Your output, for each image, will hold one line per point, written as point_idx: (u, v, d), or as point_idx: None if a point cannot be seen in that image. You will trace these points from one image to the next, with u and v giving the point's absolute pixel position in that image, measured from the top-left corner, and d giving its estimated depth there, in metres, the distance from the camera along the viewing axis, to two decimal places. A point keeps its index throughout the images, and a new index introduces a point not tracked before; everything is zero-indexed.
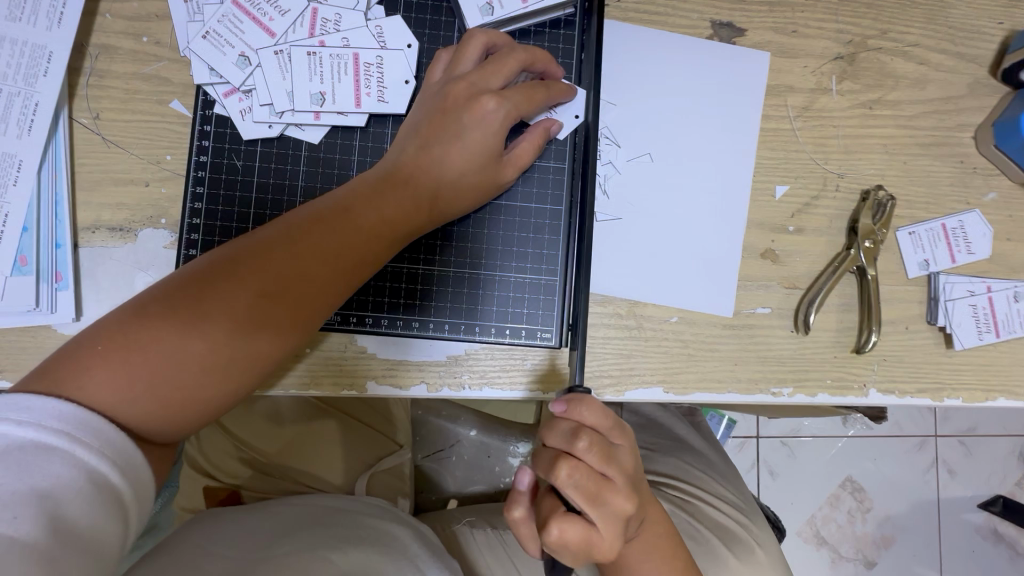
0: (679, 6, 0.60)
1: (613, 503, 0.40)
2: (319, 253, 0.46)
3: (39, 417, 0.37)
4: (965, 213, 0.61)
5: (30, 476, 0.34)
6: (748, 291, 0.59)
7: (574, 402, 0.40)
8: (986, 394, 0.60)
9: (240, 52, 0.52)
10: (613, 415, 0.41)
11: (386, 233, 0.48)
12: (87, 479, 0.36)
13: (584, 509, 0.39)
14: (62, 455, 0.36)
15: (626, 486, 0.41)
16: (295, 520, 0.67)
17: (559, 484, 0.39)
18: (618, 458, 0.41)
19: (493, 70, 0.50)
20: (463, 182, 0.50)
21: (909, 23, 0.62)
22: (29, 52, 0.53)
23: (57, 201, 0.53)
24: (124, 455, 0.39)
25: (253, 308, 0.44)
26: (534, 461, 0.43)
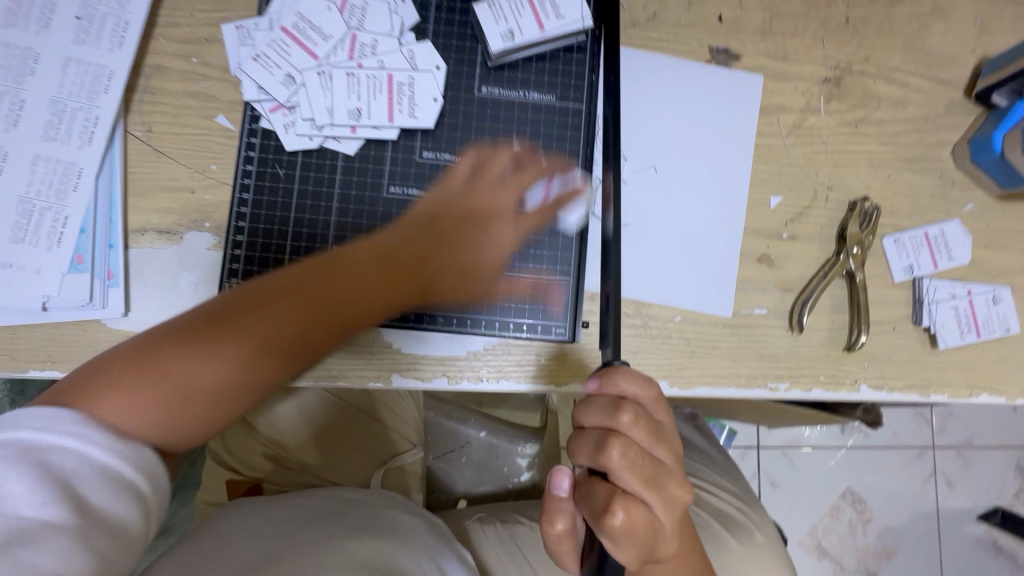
0: (680, 34, 0.66)
1: (669, 486, 0.38)
2: (336, 293, 0.50)
3: (59, 427, 0.39)
4: (946, 222, 0.65)
5: (53, 470, 0.37)
6: (746, 293, 0.63)
7: (614, 374, 0.39)
8: (970, 390, 0.64)
9: (286, 72, 0.58)
10: (657, 383, 0.39)
11: (404, 283, 0.53)
12: (108, 477, 0.39)
13: (643, 492, 0.36)
14: (78, 455, 0.38)
15: (677, 466, 0.39)
16: (315, 512, 0.69)
17: (616, 465, 0.36)
18: (665, 436, 0.39)
19: (517, 180, 0.58)
20: (480, 254, 0.57)
21: (890, 50, 0.68)
22: (92, 72, 0.58)
23: (111, 206, 0.58)
24: (141, 455, 0.41)
25: (272, 347, 0.47)
26: (579, 448, 0.39)
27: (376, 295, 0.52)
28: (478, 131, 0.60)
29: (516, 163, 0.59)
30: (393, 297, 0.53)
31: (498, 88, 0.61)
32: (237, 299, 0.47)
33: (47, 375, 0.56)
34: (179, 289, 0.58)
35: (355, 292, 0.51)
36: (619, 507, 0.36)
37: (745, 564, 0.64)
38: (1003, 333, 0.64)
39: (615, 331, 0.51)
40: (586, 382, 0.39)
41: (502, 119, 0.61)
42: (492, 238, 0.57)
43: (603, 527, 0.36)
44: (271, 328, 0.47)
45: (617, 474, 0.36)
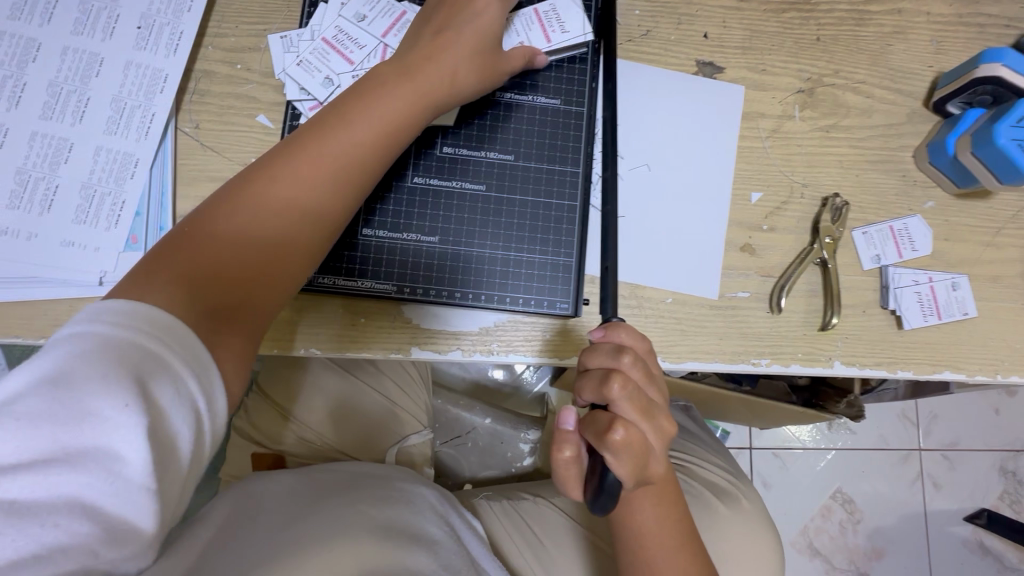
0: (670, 48, 0.74)
1: (658, 418, 0.45)
2: (351, 144, 0.54)
3: (139, 326, 0.40)
4: (909, 217, 0.73)
5: (142, 381, 0.38)
6: (730, 278, 0.70)
7: (617, 325, 0.46)
8: (934, 367, 0.71)
9: (325, 76, 0.66)
10: (650, 336, 0.46)
11: (455, 60, 0.59)
12: (178, 390, 0.40)
13: (637, 419, 0.43)
14: (162, 365, 0.39)
15: (664, 404, 0.46)
16: (335, 482, 0.75)
17: (616, 395, 0.43)
18: (656, 380, 0.46)
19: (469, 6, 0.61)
20: (461, 69, 0.60)
21: (857, 65, 0.76)
22: (150, 74, 0.65)
23: (162, 193, 0.65)
24: (205, 370, 0.42)
25: (341, 171, 0.54)
26: (583, 386, 0.45)
27: (410, 84, 0.57)
28: (491, 129, 0.68)
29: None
30: (428, 80, 0.58)
31: (509, 92, 0.69)
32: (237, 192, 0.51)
33: None
34: None
35: (399, 98, 0.57)
36: (619, 427, 0.43)
37: (733, 527, 0.69)
38: (962, 316, 0.71)
39: (614, 302, 0.60)
40: (591, 331, 0.46)
41: (513, 119, 0.68)
42: (478, 13, 0.61)
43: (606, 443, 0.42)
44: (333, 160, 0.53)
45: (617, 403, 0.43)
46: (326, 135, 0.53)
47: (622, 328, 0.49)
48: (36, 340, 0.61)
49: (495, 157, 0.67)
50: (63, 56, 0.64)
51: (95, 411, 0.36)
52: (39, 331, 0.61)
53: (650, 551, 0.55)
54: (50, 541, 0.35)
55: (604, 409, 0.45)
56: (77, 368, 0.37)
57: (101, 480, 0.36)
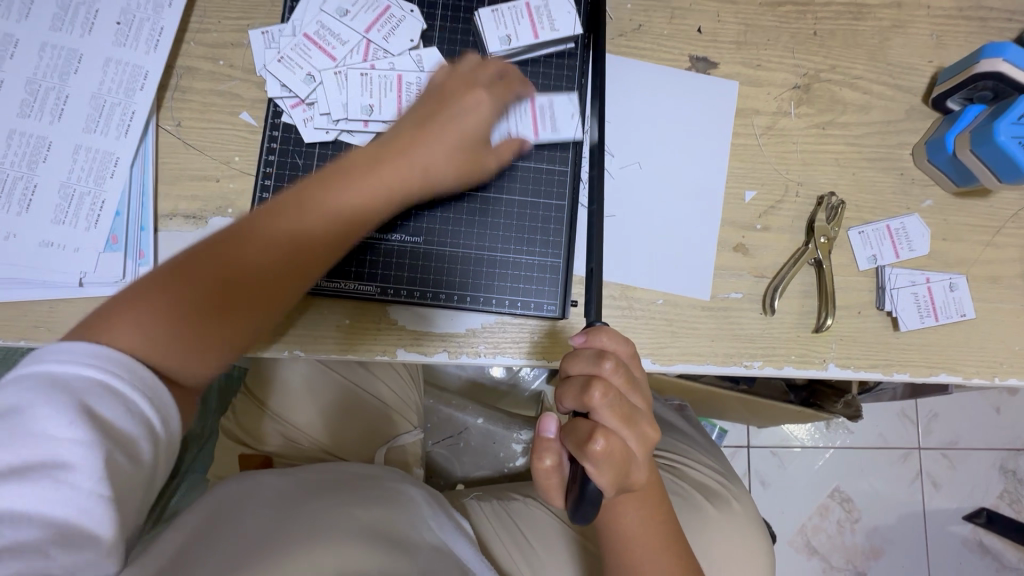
0: (663, 44, 0.73)
1: (641, 425, 0.44)
2: (338, 209, 0.53)
3: (74, 346, 0.40)
4: (906, 216, 0.71)
5: (79, 394, 0.38)
6: (723, 278, 0.69)
7: (599, 330, 0.45)
8: (930, 369, 0.69)
9: (307, 71, 0.64)
10: (633, 341, 0.46)
11: (454, 133, 0.58)
12: (119, 400, 0.39)
13: (619, 427, 0.43)
14: (99, 378, 0.39)
15: (648, 410, 0.46)
16: (321, 482, 0.74)
17: (597, 403, 0.42)
18: (640, 386, 0.46)
19: (477, 66, 0.61)
20: (446, 167, 0.59)
21: (855, 60, 0.74)
22: (130, 71, 0.64)
23: (143, 192, 0.64)
24: (151, 383, 0.42)
25: (322, 233, 0.52)
26: (564, 392, 0.44)
27: (410, 148, 0.57)
28: None
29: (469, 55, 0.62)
30: (428, 148, 0.57)
31: None
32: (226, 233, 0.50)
33: None
34: None
35: (390, 163, 0.56)
36: (599, 436, 0.42)
37: (723, 530, 0.68)
38: (960, 318, 0.70)
39: (599, 304, 0.59)
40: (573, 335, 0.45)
41: None
42: (476, 104, 0.59)
43: (586, 453, 0.41)
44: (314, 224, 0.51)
45: (598, 411, 0.42)
46: (315, 199, 0.52)
47: (605, 332, 0.48)
48: (16, 343, 0.60)
49: None
50: (41, 53, 0.63)
51: (33, 426, 0.36)
52: (19, 333, 0.61)
53: (637, 556, 0.54)
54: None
55: (585, 417, 0.44)
56: (16, 390, 0.38)
57: (45, 488, 0.35)
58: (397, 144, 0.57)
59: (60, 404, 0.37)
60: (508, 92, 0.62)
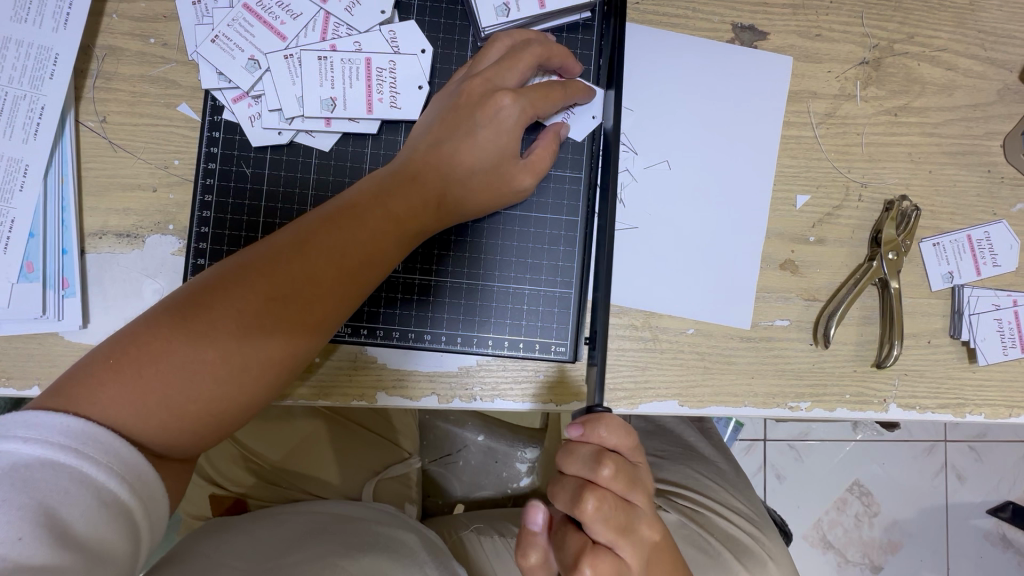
0: (700, 9, 0.58)
1: (641, 530, 0.38)
2: (336, 256, 0.45)
3: (45, 432, 0.36)
4: (992, 224, 0.59)
5: (38, 494, 0.34)
6: (767, 302, 0.57)
7: (597, 425, 0.38)
8: (1009, 409, 0.58)
9: (250, 55, 0.52)
10: (635, 432, 0.39)
11: (474, 160, 0.49)
12: (92, 495, 0.35)
13: (615, 543, 0.37)
14: (69, 471, 0.35)
15: (650, 509, 0.39)
16: (301, 530, 0.64)
17: (589, 518, 0.36)
18: (642, 480, 0.39)
19: (508, 65, 0.50)
20: (465, 196, 0.50)
21: (938, 27, 0.60)
22: (36, 54, 0.52)
23: (63, 207, 0.52)
24: (133, 468, 0.38)
25: (319, 286, 0.45)
26: (554, 496, 0.39)
27: (423, 179, 0.49)
28: None
29: (507, 50, 0.51)
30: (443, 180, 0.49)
31: None
32: (216, 279, 0.44)
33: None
34: (142, 300, 0.53)
35: (398, 201, 0.48)
36: (586, 564, 0.36)
37: None
38: None
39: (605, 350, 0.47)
40: (567, 429, 0.39)
41: None
42: (502, 116, 0.49)
43: None
44: (308, 274, 0.44)
45: (591, 526, 0.37)
46: (313, 242, 0.45)
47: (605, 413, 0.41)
48: None
49: None
50: None
51: None
52: None
53: None
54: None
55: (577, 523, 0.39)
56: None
57: None
58: (409, 182, 0.48)
59: (11, 509, 0.33)
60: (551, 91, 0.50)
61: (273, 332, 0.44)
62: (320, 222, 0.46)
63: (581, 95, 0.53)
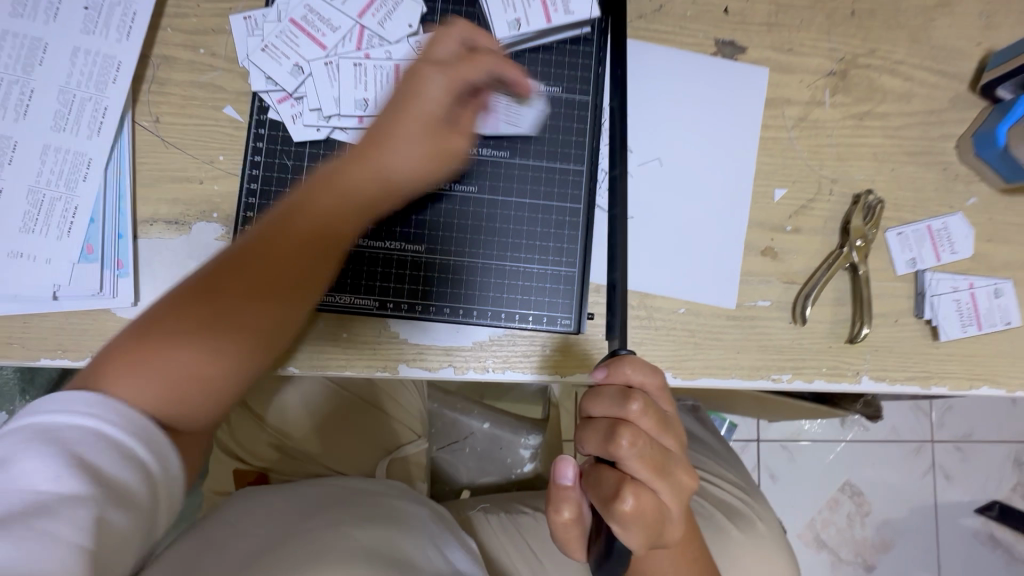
0: (686, 26, 0.66)
1: (676, 471, 0.41)
2: (310, 227, 0.51)
3: (63, 402, 0.39)
4: (949, 215, 0.66)
5: (61, 448, 0.37)
6: (749, 285, 0.64)
7: (622, 363, 0.42)
8: (970, 382, 0.65)
9: (294, 62, 0.59)
10: (660, 371, 0.42)
11: (436, 137, 0.55)
12: (107, 451, 0.38)
13: (652, 478, 0.40)
14: (86, 430, 0.38)
15: (682, 453, 0.43)
16: (318, 502, 0.69)
17: (625, 451, 0.39)
18: (671, 423, 0.43)
19: (441, 48, 0.55)
20: (427, 165, 0.55)
21: (896, 43, 0.68)
22: (101, 62, 0.58)
23: (120, 196, 0.59)
24: (144, 431, 0.40)
25: (298, 254, 0.50)
26: (589, 438, 0.42)
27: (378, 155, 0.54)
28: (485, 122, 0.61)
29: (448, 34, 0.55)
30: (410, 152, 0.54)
31: None
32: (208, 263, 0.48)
33: (58, 363, 0.56)
34: None
35: (365, 177, 0.53)
36: (628, 494, 0.39)
37: (748, 551, 0.65)
38: (1004, 325, 0.65)
39: (624, 318, 0.53)
40: (593, 373, 0.42)
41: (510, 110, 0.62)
42: (435, 97, 0.54)
43: (613, 512, 0.39)
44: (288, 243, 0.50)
45: (627, 462, 0.40)
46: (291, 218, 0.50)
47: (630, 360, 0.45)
48: None
49: (489, 155, 0.61)
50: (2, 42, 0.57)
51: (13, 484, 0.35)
52: None
53: None
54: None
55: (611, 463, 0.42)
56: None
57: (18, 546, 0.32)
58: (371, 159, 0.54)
59: (41, 460, 0.36)
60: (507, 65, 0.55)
61: (282, 296, 0.50)
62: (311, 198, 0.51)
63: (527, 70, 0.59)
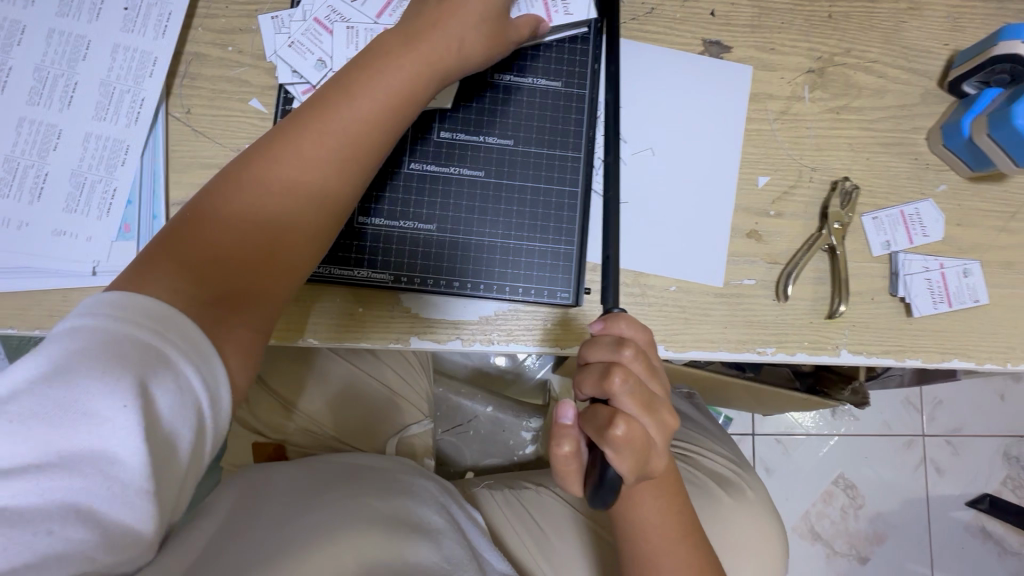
0: (676, 28, 0.72)
1: (661, 411, 0.46)
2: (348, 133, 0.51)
3: (137, 321, 0.39)
4: (921, 202, 0.71)
5: (134, 372, 0.37)
6: (736, 265, 0.69)
7: (616, 319, 0.48)
8: (942, 356, 0.69)
9: (318, 57, 0.64)
10: (650, 328, 0.48)
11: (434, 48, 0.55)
12: (174, 381, 0.38)
13: (639, 412, 0.45)
14: (157, 357, 0.38)
15: (666, 398, 0.48)
16: (333, 475, 0.73)
17: (617, 388, 0.44)
18: (658, 373, 0.48)
19: None
20: (460, 46, 0.56)
21: (870, 44, 0.73)
22: (138, 58, 0.64)
23: (154, 180, 0.64)
24: (206, 365, 0.40)
25: (334, 152, 0.51)
26: (584, 380, 0.47)
27: (420, 49, 0.54)
28: (491, 113, 0.67)
29: None
30: (434, 49, 0.55)
31: (509, 74, 0.67)
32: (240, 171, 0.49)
33: None
34: None
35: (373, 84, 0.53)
36: (620, 421, 0.44)
37: (738, 516, 0.70)
38: (973, 303, 0.70)
39: (616, 292, 0.58)
40: (590, 325, 0.48)
41: (514, 101, 0.67)
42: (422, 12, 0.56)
43: (608, 438, 0.43)
44: (329, 141, 0.51)
45: (619, 397, 0.44)
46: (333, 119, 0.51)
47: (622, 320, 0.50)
48: (31, 332, 0.60)
49: (494, 142, 0.66)
50: (49, 39, 0.62)
51: (86, 399, 0.35)
52: (35, 322, 0.61)
53: (653, 542, 0.56)
54: (44, 550, 0.34)
55: (604, 403, 0.47)
56: (62, 366, 0.36)
57: (92, 476, 0.35)
58: (420, 69, 0.55)
59: (116, 380, 0.36)
60: (492, 39, 0.58)
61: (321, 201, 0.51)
62: (303, 123, 0.51)
63: (518, 40, 0.60)
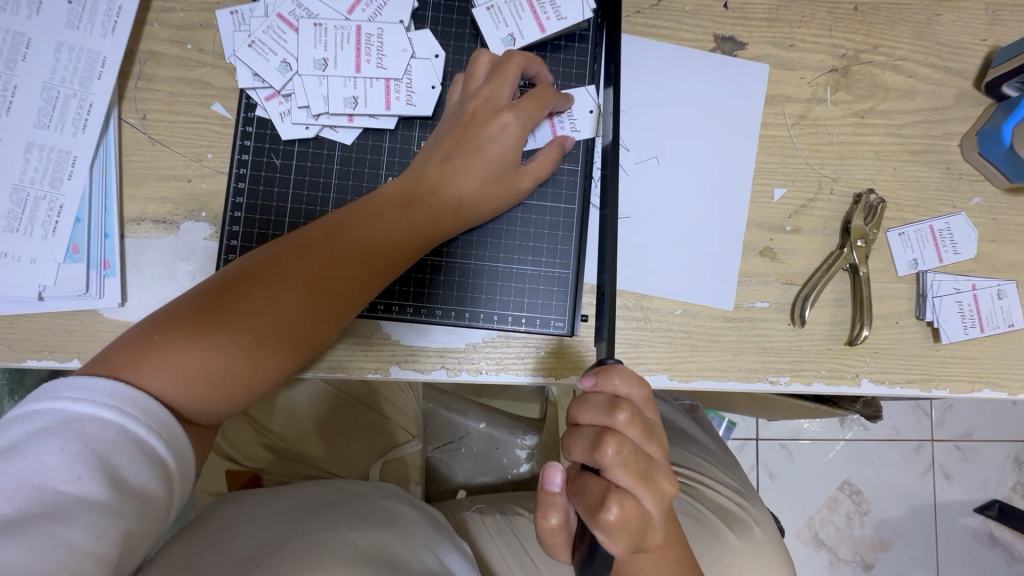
0: (685, 21, 0.65)
1: (659, 480, 0.41)
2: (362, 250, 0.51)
3: (91, 393, 0.39)
4: (952, 215, 0.65)
5: (89, 444, 0.37)
6: (748, 286, 0.63)
7: (610, 374, 0.42)
8: (971, 384, 0.64)
9: (282, 58, 0.58)
10: (647, 382, 0.42)
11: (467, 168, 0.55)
12: (137, 447, 0.39)
13: (635, 486, 0.39)
14: (116, 427, 0.39)
15: (664, 462, 0.42)
16: (311, 504, 0.68)
17: (610, 461, 0.39)
18: (655, 432, 0.42)
19: (501, 80, 0.55)
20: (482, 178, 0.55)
21: (900, 38, 0.66)
22: (85, 57, 0.57)
23: (106, 194, 0.57)
24: (172, 432, 0.42)
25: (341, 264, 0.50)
26: (573, 446, 0.42)
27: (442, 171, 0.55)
28: None
29: (492, 67, 0.56)
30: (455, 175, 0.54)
31: None
32: (249, 269, 0.48)
33: (43, 365, 0.56)
34: (177, 281, 0.57)
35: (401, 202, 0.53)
36: (613, 503, 0.39)
37: (743, 557, 0.65)
38: (1007, 328, 0.63)
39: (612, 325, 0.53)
40: (581, 380, 0.42)
41: None
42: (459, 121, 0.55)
43: (599, 522, 0.38)
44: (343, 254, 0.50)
45: (611, 471, 0.39)
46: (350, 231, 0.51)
47: (616, 368, 0.45)
48: None
49: None
50: None
51: (36, 478, 0.35)
52: None
53: None
54: None
55: (596, 471, 0.41)
56: (13, 445, 0.36)
57: (42, 543, 0.33)
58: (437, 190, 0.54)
59: (70, 454, 0.36)
60: (498, 197, 0.56)
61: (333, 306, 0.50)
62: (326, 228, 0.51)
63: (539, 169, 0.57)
